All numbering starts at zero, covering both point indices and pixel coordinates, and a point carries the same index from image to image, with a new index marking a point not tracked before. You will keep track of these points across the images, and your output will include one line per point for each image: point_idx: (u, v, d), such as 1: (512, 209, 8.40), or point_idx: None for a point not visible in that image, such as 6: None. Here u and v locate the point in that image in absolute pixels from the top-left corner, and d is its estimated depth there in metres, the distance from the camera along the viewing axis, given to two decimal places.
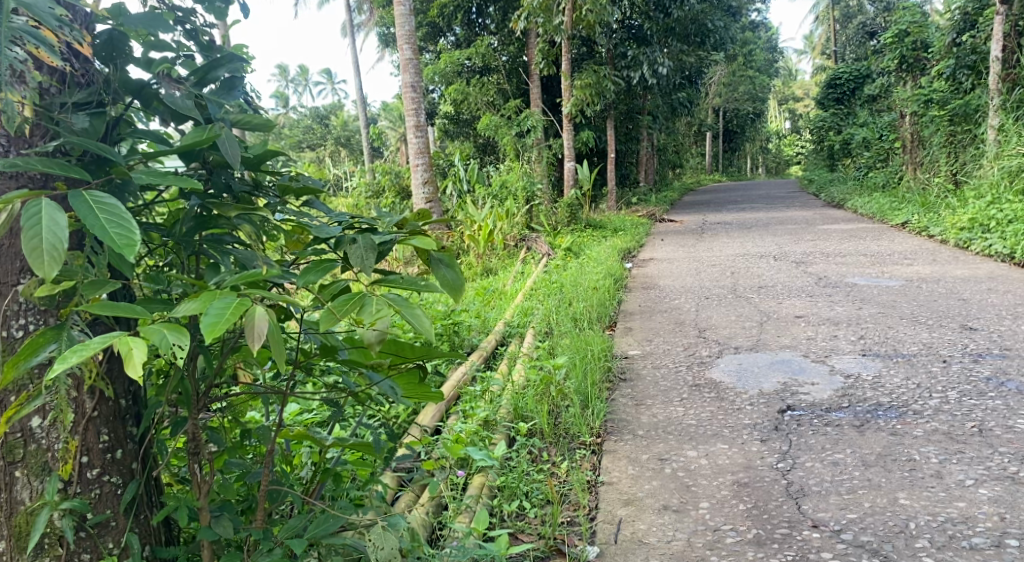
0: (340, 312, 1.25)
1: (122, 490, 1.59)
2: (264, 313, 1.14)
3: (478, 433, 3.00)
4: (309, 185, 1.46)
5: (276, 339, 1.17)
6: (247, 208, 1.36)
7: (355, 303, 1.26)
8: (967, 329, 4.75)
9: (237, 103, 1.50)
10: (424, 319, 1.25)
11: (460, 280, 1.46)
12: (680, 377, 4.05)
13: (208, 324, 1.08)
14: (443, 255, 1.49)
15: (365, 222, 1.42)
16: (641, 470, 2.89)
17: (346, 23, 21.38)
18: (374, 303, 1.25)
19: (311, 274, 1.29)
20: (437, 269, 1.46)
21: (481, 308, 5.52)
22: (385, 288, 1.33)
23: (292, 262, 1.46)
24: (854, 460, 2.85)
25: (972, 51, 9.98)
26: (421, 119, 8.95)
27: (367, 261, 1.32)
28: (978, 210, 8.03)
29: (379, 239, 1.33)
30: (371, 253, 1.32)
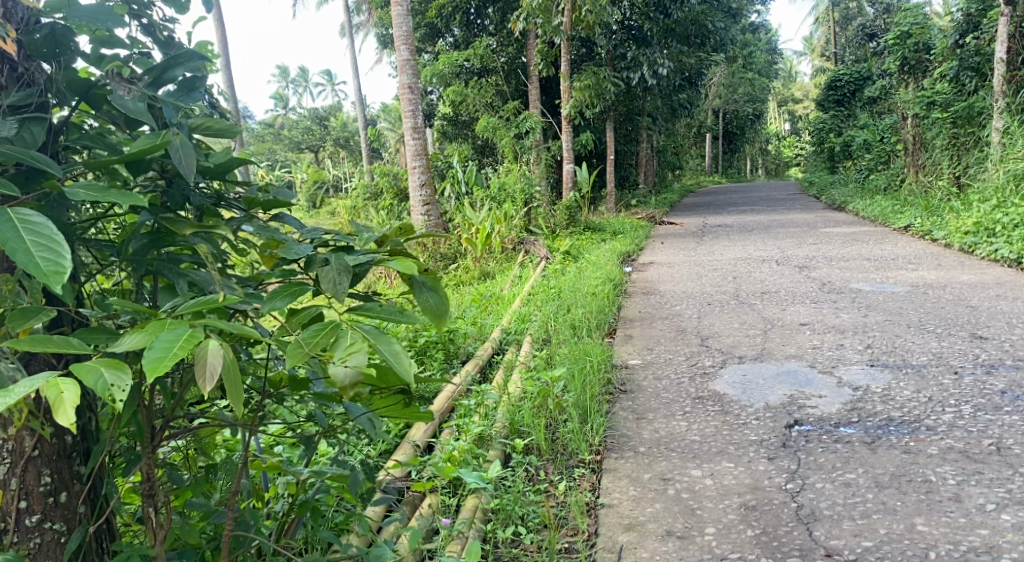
0: (310, 344, 1.12)
1: (66, 538, 1.45)
2: (219, 347, 1.02)
3: (474, 451, 2.85)
4: (279, 199, 1.32)
5: (233, 378, 1.04)
6: (204, 225, 1.20)
7: (329, 334, 1.13)
8: (977, 338, 4.61)
9: (197, 106, 1.36)
10: (405, 355, 1.13)
11: (444, 304, 1.35)
12: (683, 388, 3.92)
13: (151, 361, 0.95)
14: (426, 277, 1.38)
15: (340, 239, 1.29)
16: (643, 491, 2.75)
17: (345, 24, 21.23)
18: (349, 336, 1.13)
19: (277, 300, 1.15)
20: (419, 292, 1.34)
21: (478, 315, 5.37)
22: (361, 316, 1.20)
23: (259, 284, 1.32)
24: (867, 481, 2.71)
25: (975, 52, 9.86)
26: (418, 120, 8.80)
27: (341, 285, 1.18)
28: (983, 214, 7.89)
29: (354, 261, 1.19)
30: (345, 274, 1.18)
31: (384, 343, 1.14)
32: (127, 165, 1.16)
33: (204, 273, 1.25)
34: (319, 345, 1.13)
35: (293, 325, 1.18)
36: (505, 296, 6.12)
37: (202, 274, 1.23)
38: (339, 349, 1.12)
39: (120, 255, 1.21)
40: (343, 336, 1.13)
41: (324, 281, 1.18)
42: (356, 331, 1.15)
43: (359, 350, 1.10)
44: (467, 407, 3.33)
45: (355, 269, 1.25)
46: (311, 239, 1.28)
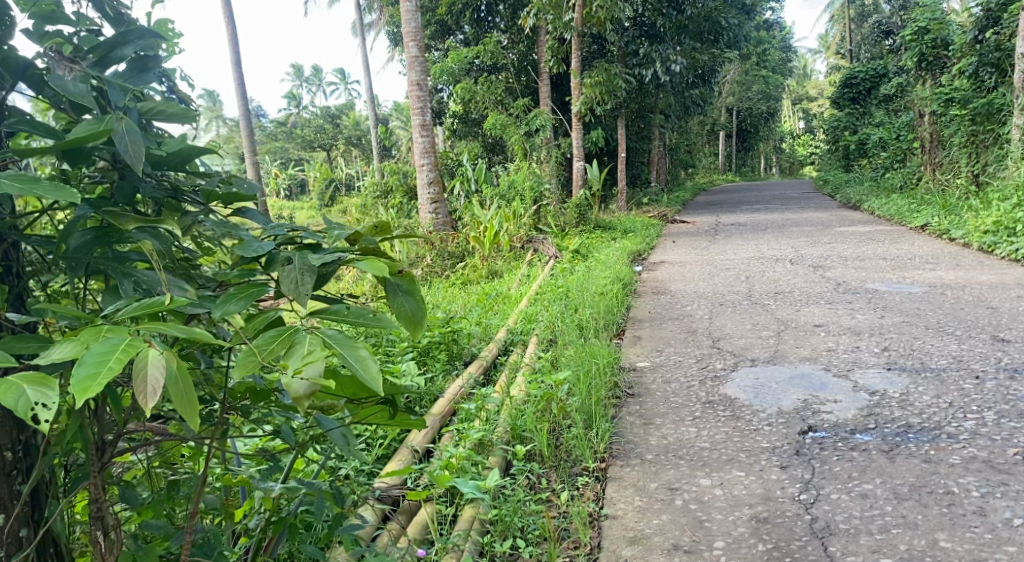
0: (265, 351, 1.03)
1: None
2: (161, 356, 0.92)
3: (472, 458, 2.73)
4: (240, 193, 1.26)
5: (179, 390, 0.94)
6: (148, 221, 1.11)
7: (284, 342, 1.03)
8: (998, 340, 4.46)
9: (148, 87, 1.30)
10: (371, 361, 1.03)
11: (420, 311, 1.30)
12: (693, 392, 3.79)
13: (81, 379, 0.86)
14: (401, 280, 1.32)
15: (306, 237, 1.21)
16: (649, 501, 2.63)
17: (357, 23, 21.17)
18: (306, 343, 1.03)
19: (231, 303, 1.06)
20: (392, 297, 1.29)
21: (482, 315, 5.26)
22: (327, 320, 1.12)
23: (218, 286, 1.23)
24: (886, 493, 2.57)
25: (995, 48, 9.66)
26: (426, 117, 8.67)
27: (303, 287, 1.09)
28: (1003, 212, 7.71)
29: (319, 260, 1.11)
30: (309, 275, 1.10)
31: (346, 350, 1.04)
32: (63, 153, 1.10)
33: (152, 274, 1.17)
34: (275, 354, 1.03)
35: (250, 329, 1.09)
36: (511, 296, 6.00)
37: (151, 275, 1.16)
38: (294, 357, 1.02)
39: (54, 252, 1.13)
40: (300, 344, 1.03)
41: (283, 282, 1.09)
42: (316, 336, 1.05)
43: (315, 360, 1.01)
44: (468, 411, 3.22)
45: (321, 268, 1.17)
46: (275, 236, 1.20)
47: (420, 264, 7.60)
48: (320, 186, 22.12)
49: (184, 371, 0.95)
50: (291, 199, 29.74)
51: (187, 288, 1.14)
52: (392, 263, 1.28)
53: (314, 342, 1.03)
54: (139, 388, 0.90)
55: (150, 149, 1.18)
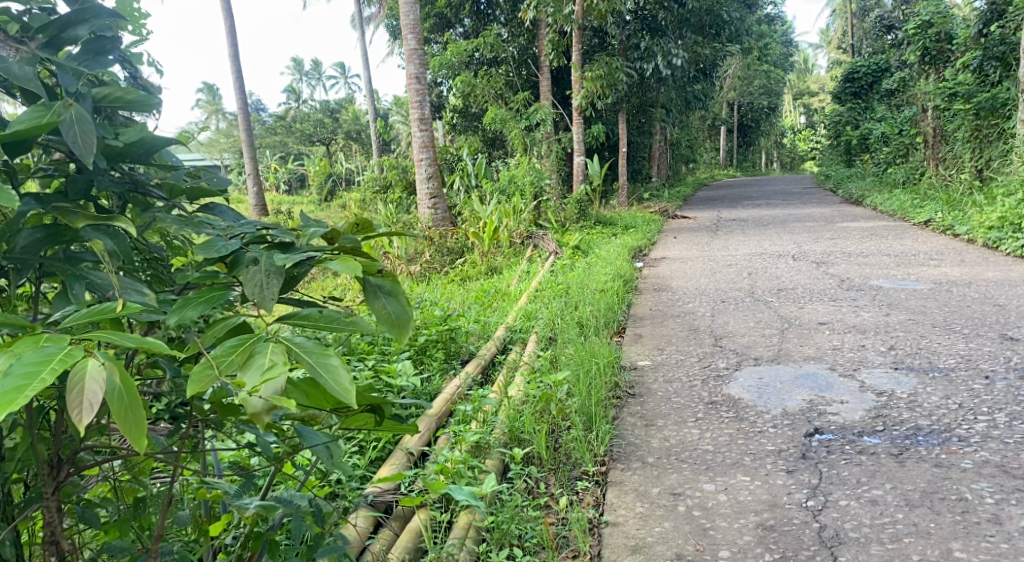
0: (222, 365, 1.01)
1: None
2: (101, 367, 0.92)
3: (469, 462, 2.64)
4: (205, 191, 1.29)
5: (125, 406, 0.94)
6: (99, 218, 1.08)
7: (244, 353, 1.03)
8: (1007, 339, 4.37)
9: (105, 70, 1.27)
10: (340, 372, 1.01)
11: (404, 313, 1.22)
12: (695, 393, 3.69)
13: (8, 391, 0.84)
14: (383, 280, 1.24)
15: (276, 234, 1.15)
16: (650, 507, 2.55)
17: (357, 18, 21.07)
18: (266, 355, 1.02)
19: (187, 307, 1.02)
20: (374, 298, 1.21)
21: (480, 312, 5.18)
22: (295, 323, 1.10)
23: (179, 288, 1.19)
24: (896, 500, 2.48)
25: (1000, 41, 9.55)
26: (425, 111, 8.58)
27: (269, 289, 1.05)
28: (1008, 208, 7.61)
29: (285, 261, 1.06)
30: (274, 278, 1.05)
31: (312, 359, 1.03)
32: (7, 143, 1.08)
33: (105, 274, 1.14)
34: (232, 368, 1.02)
35: (210, 335, 1.07)
36: (511, 292, 5.92)
37: (103, 276, 1.13)
38: (253, 373, 1.00)
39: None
40: (259, 356, 1.02)
41: (247, 285, 1.05)
42: (279, 345, 1.04)
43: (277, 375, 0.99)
44: (465, 412, 3.12)
45: (290, 269, 1.12)
46: (244, 233, 1.16)
47: (418, 260, 7.49)
48: (319, 181, 22.06)
49: (128, 385, 0.94)
50: (291, 193, 29.60)
51: (146, 292, 1.10)
52: (370, 262, 1.21)
53: (275, 355, 1.02)
54: (73, 402, 0.90)
55: (104, 139, 1.16)
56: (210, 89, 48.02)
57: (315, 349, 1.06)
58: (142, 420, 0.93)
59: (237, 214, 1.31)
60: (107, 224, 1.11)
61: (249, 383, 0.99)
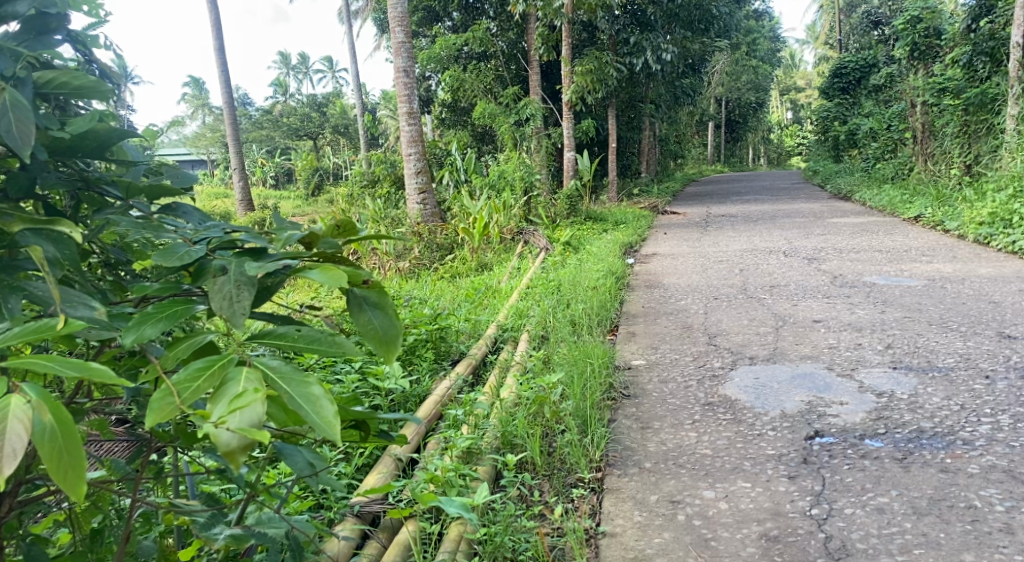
0: (186, 392, 0.92)
1: None
2: (27, 407, 0.85)
3: (460, 470, 2.53)
4: (167, 188, 1.22)
5: (61, 450, 0.86)
6: (39, 221, 1.01)
7: (212, 378, 0.93)
8: (1005, 337, 4.30)
9: (50, 52, 1.20)
10: (323, 402, 0.94)
11: (394, 328, 1.11)
12: (690, 394, 3.60)
13: None
14: (369, 292, 1.14)
15: (246, 240, 1.07)
16: (649, 517, 2.45)
17: (345, 12, 20.86)
18: (239, 382, 0.93)
19: (146, 325, 0.95)
20: (359, 312, 1.11)
21: (470, 310, 5.07)
22: (270, 343, 1.01)
23: (136, 303, 1.11)
24: (904, 508, 2.40)
25: (989, 37, 9.48)
26: (413, 105, 8.42)
27: (239, 302, 0.96)
28: (999, 204, 7.56)
29: (258, 271, 0.98)
30: (246, 289, 0.96)
31: (291, 387, 0.94)
32: None
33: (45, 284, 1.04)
34: (200, 395, 0.93)
35: (173, 356, 0.98)
36: (501, 289, 5.81)
37: (42, 288, 1.02)
38: (222, 404, 0.91)
39: None
40: (231, 384, 0.93)
41: (215, 298, 0.96)
42: (253, 371, 0.95)
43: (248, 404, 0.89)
44: (456, 416, 2.98)
45: (264, 279, 1.03)
46: (209, 239, 1.07)
47: (407, 256, 7.37)
48: (306, 176, 21.87)
49: (66, 426, 0.87)
50: (278, 188, 29.40)
51: (96, 306, 1.00)
52: (355, 271, 1.11)
53: (249, 382, 0.92)
54: None
55: (48, 130, 1.10)
56: (196, 83, 47.51)
57: (296, 375, 0.97)
58: (82, 459, 0.86)
59: (202, 215, 1.23)
60: (48, 228, 1.03)
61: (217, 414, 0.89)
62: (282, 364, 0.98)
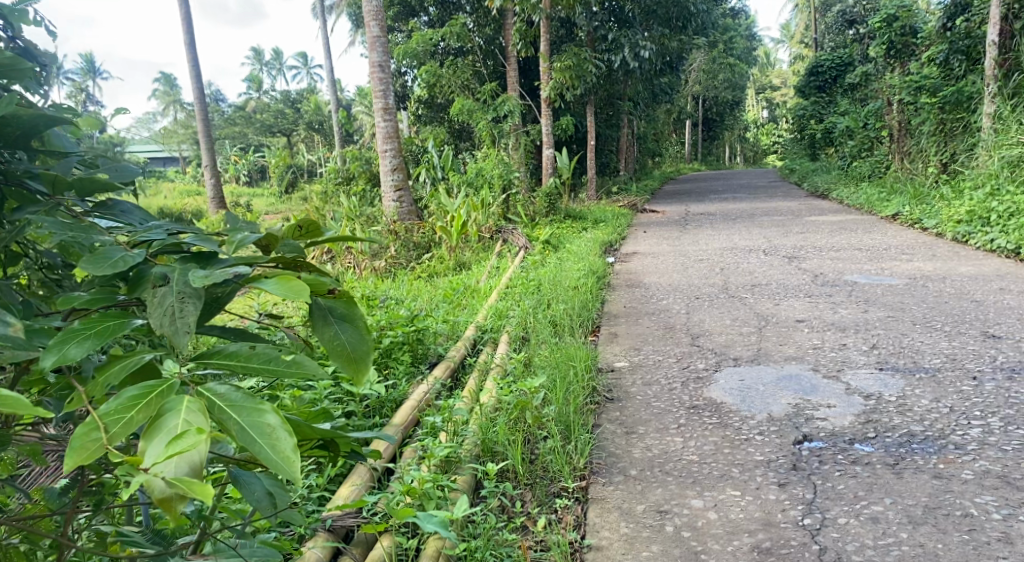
0: (120, 426, 0.87)
1: None
2: None
3: (439, 481, 2.41)
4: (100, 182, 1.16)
5: None
6: None
7: (148, 410, 0.88)
8: (989, 337, 4.26)
9: None
10: (280, 436, 0.89)
11: (363, 344, 1.04)
12: (676, 396, 3.51)
13: None
14: (335, 303, 1.06)
15: (193, 243, 1.00)
16: (637, 528, 2.36)
17: (320, 6, 20.58)
18: (180, 415, 0.87)
19: (72, 347, 0.89)
20: (325, 327, 1.03)
21: (448, 310, 4.95)
22: (220, 364, 0.96)
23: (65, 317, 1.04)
24: (899, 517, 2.32)
25: (965, 35, 9.50)
26: (389, 101, 8.25)
27: (184, 316, 0.90)
28: (976, 202, 7.57)
29: (203, 282, 0.91)
30: (190, 302, 0.90)
31: (242, 420, 0.90)
32: None
33: None
34: (135, 428, 0.87)
35: (105, 380, 0.92)
36: (480, 288, 5.70)
37: None
38: (159, 442, 0.85)
39: None
40: (170, 419, 0.87)
41: (156, 313, 0.90)
42: (195, 402, 0.89)
43: (191, 442, 0.84)
44: (434, 423, 2.88)
45: (214, 290, 0.97)
46: (150, 242, 1.01)
47: (383, 256, 7.24)
48: (280, 172, 21.58)
49: None
50: (252, 185, 29.03)
51: None
52: (319, 281, 1.04)
53: (191, 418, 0.87)
54: None
55: None
56: (167, 79, 46.60)
57: (247, 404, 0.91)
58: None
59: (143, 213, 1.18)
60: None
61: (153, 454, 0.84)
62: (229, 392, 0.92)
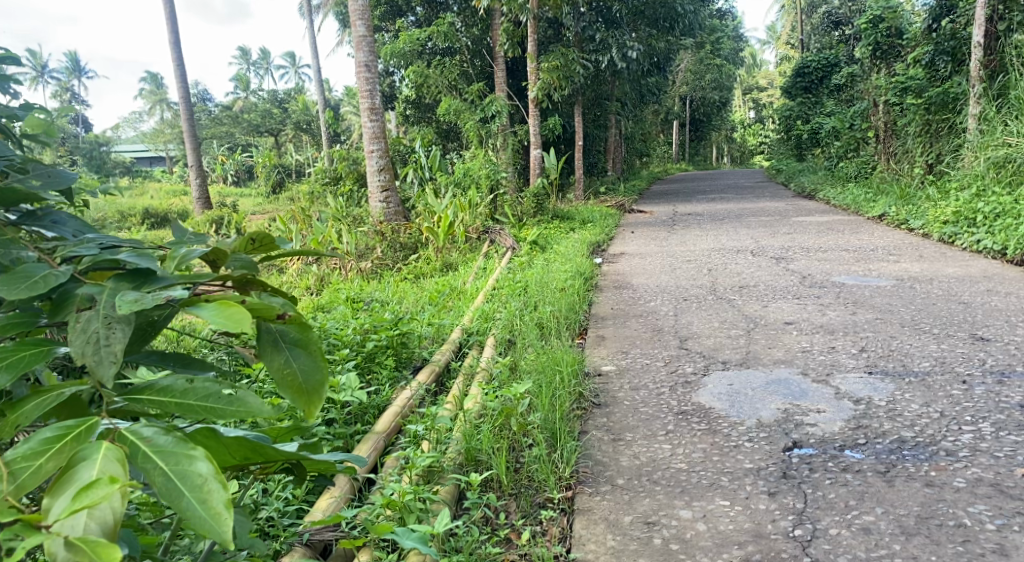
0: (27, 477, 0.82)
1: None
2: None
3: (420, 493, 2.33)
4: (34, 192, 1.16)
5: None
6: None
7: (60, 460, 0.83)
8: (978, 339, 4.23)
9: None
10: (209, 491, 0.84)
11: (315, 372, 1.07)
12: (664, 402, 3.45)
13: None
14: (288, 328, 1.09)
15: (129, 261, 1.01)
16: (623, 541, 2.29)
17: (307, 6, 20.45)
18: (93, 468, 0.81)
19: None
20: (278, 355, 1.06)
21: (435, 313, 4.87)
22: (154, 402, 0.94)
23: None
24: (891, 528, 2.27)
25: (951, 36, 9.50)
26: (375, 100, 8.17)
27: (109, 342, 0.92)
28: (963, 202, 7.56)
29: (132, 305, 0.92)
30: (117, 328, 0.92)
31: (167, 472, 0.85)
32: None
33: None
34: (44, 479, 0.82)
35: (26, 414, 0.91)
36: (467, 290, 5.63)
37: None
38: (64, 497, 0.79)
39: None
40: (83, 469, 0.81)
41: (79, 339, 0.91)
42: (114, 453, 0.84)
43: (102, 495, 0.77)
44: (416, 431, 2.80)
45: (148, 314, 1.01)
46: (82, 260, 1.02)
47: (369, 256, 7.18)
48: (266, 172, 21.41)
49: None
50: (239, 185, 28.82)
51: None
52: (268, 306, 1.06)
53: (107, 469, 0.81)
54: None
55: None
56: (154, 79, 46.19)
57: (178, 450, 0.87)
58: None
59: (78, 223, 1.22)
60: None
61: (58, 512, 0.78)
62: (156, 437, 0.88)
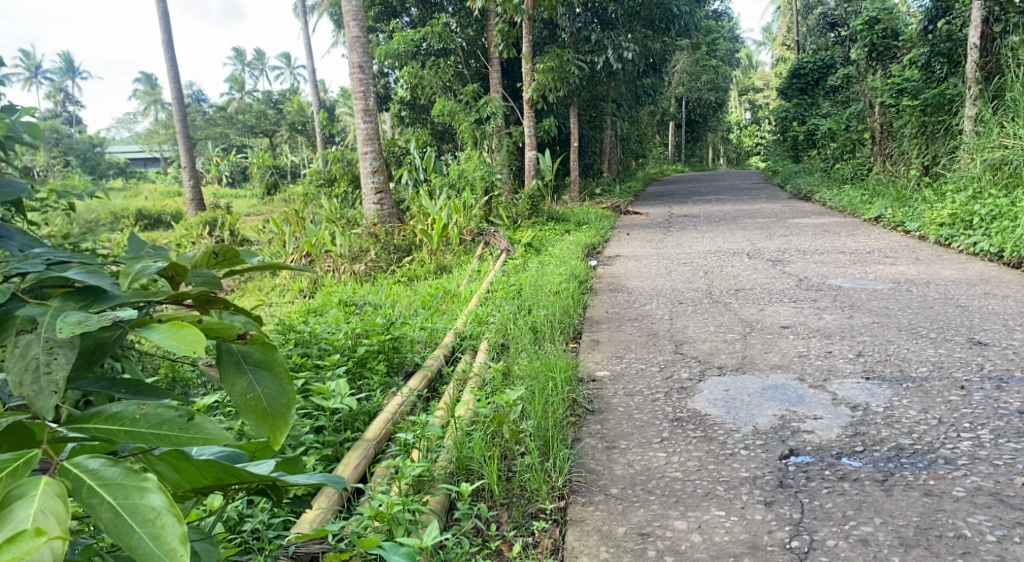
0: None
1: None
2: None
3: (409, 504, 2.28)
4: None
5: None
6: None
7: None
8: (976, 344, 4.19)
9: None
10: (160, 525, 0.87)
11: (280, 398, 1.23)
12: (658, 408, 3.40)
13: None
14: (252, 350, 1.24)
15: (83, 280, 1.14)
16: (616, 553, 2.25)
17: (302, 7, 20.38)
18: (29, 512, 0.82)
19: None
20: (244, 379, 1.22)
21: (428, 316, 4.82)
22: (101, 430, 0.97)
23: None
24: (890, 539, 2.22)
25: (946, 38, 9.47)
26: (369, 102, 8.12)
27: (52, 364, 1.03)
28: (959, 205, 7.53)
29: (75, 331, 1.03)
30: (60, 352, 1.04)
31: (116, 508, 0.87)
32: None
33: None
34: None
35: None
36: (461, 293, 5.58)
37: None
38: None
39: None
40: (19, 509, 0.82)
41: (22, 361, 1.03)
42: (54, 492, 0.85)
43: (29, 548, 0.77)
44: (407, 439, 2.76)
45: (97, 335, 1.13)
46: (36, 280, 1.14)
47: (363, 258, 7.13)
48: (261, 173, 21.31)
49: None
50: (234, 185, 28.69)
51: None
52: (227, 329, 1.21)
53: (41, 516, 0.81)
54: None
55: None
56: (149, 80, 46.00)
57: (129, 483, 0.89)
58: None
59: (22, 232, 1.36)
60: None
61: None
62: (104, 470, 0.90)
